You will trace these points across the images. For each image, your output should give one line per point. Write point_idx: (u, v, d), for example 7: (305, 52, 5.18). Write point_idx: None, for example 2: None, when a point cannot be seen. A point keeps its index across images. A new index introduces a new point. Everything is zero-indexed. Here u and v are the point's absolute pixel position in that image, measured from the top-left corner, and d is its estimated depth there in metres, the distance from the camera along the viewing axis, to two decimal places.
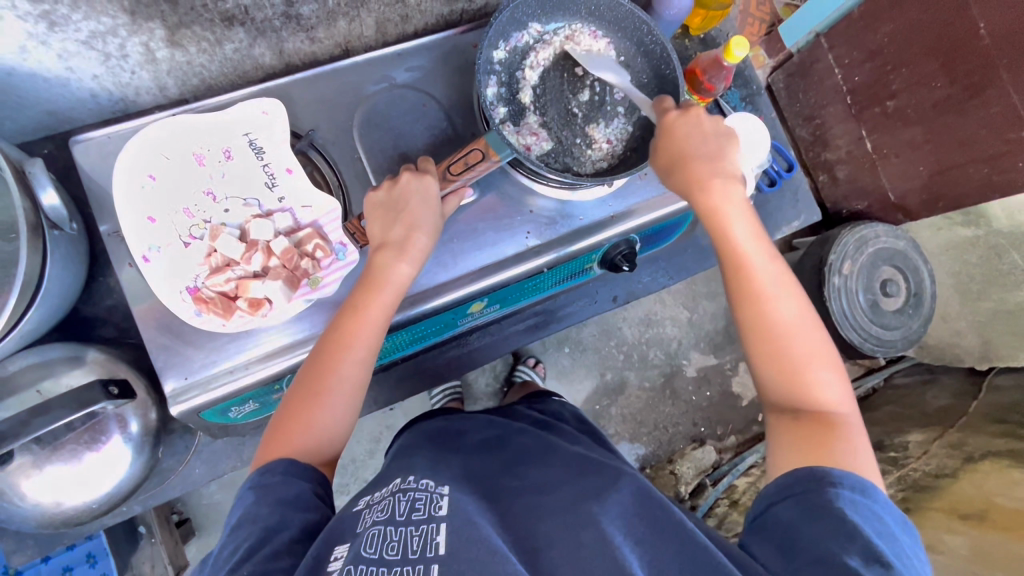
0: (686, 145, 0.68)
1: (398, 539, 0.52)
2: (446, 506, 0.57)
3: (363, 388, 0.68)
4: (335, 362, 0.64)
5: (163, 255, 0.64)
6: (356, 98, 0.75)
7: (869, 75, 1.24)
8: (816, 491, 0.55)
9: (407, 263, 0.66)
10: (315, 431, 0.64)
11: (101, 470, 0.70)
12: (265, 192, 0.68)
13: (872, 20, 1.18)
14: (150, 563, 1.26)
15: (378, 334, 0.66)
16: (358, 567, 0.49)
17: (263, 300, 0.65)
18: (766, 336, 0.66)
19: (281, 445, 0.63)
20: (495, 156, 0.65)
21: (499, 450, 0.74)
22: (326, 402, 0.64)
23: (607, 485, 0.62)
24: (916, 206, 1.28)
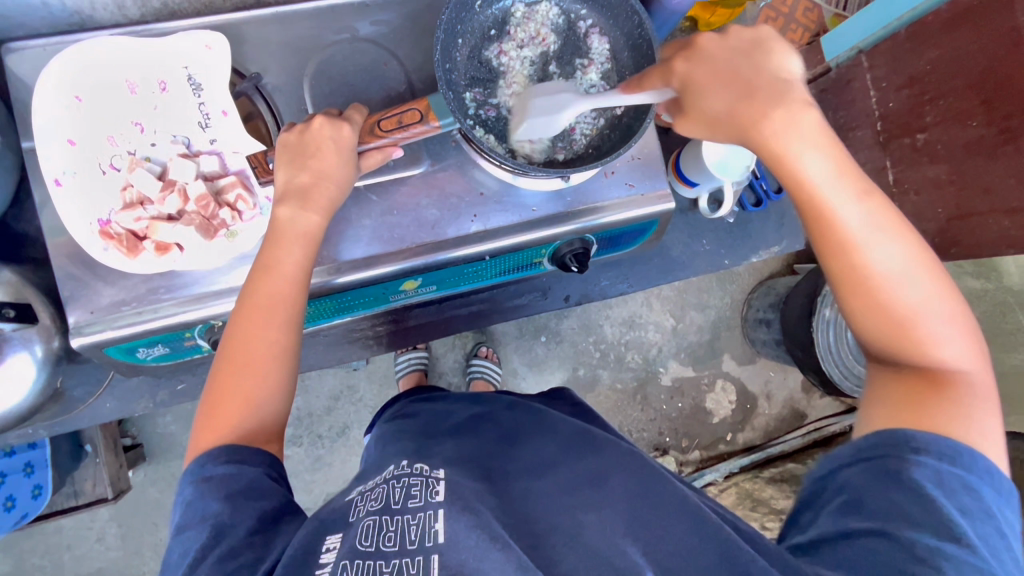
0: (719, 69, 0.56)
1: (396, 528, 0.52)
2: (443, 491, 0.56)
3: (295, 353, 0.64)
4: (263, 319, 0.61)
5: (77, 182, 0.62)
6: (314, 46, 0.71)
7: (903, 103, 1.14)
8: (898, 466, 0.52)
9: (318, 215, 0.63)
10: (253, 409, 0.61)
11: None
12: (196, 132, 0.65)
13: (919, 43, 1.07)
14: (91, 481, 1.32)
15: (301, 284, 0.63)
16: (354, 562, 0.48)
17: (173, 244, 0.62)
18: (858, 291, 0.56)
19: (220, 424, 0.60)
20: (435, 120, 0.62)
21: (472, 431, 0.73)
22: (262, 372, 0.61)
23: (600, 475, 0.60)
24: (929, 249, 1.20)
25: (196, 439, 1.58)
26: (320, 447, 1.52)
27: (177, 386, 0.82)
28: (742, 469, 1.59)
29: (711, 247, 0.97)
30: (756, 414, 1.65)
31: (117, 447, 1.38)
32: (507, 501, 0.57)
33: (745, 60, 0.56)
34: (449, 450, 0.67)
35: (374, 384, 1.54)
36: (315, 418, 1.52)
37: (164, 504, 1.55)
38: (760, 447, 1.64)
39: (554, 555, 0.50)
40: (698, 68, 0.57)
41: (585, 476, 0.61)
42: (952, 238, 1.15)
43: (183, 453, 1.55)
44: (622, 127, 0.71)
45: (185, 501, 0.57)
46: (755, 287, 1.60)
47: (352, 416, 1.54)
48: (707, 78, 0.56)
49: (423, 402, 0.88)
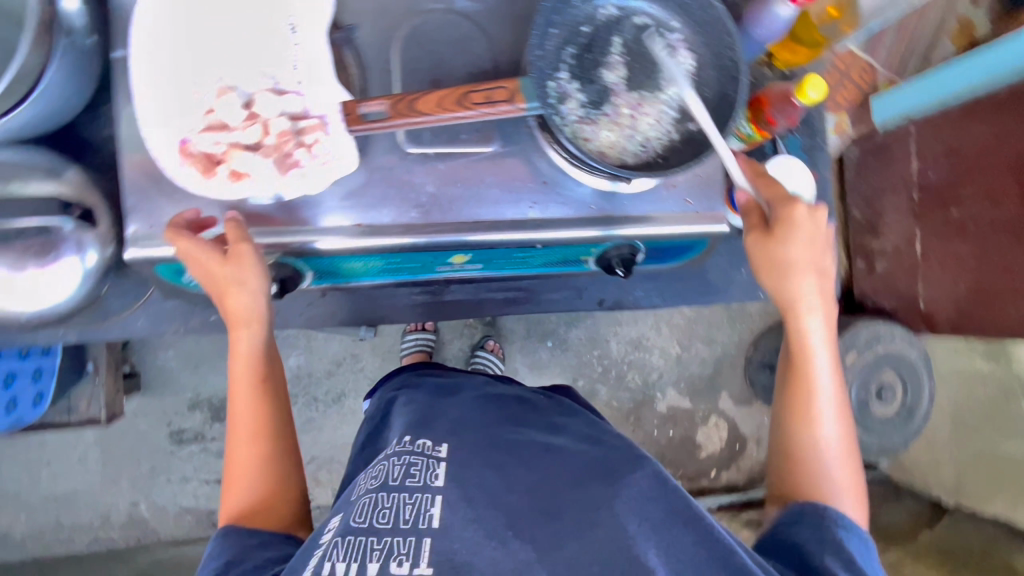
0: (798, 246, 0.67)
1: (391, 506, 0.56)
2: (442, 476, 0.59)
3: (275, 439, 0.69)
4: (244, 412, 0.69)
5: (164, 98, 0.63)
6: (409, 10, 0.72)
7: (941, 175, 1.16)
8: (829, 529, 0.62)
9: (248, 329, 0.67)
10: (244, 494, 0.67)
11: (38, 287, 0.65)
12: (284, 69, 0.65)
13: (964, 117, 1.10)
14: (87, 401, 1.33)
15: (261, 361, 0.68)
16: (346, 538, 0.52)
17: (246, 173, 0.63)
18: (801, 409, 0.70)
19: (223, 508, 0.68)
20: (521, 102, 0.63)
21: (484, 408, 0.74)
22: (254, 463, 0.68)
23: (617, 470, 0.60)
24: (943, 321, 1.23)
25: (193, 379, 1.60)
26: (313, 409, 1.52)
27: (210, 317, 0.82)
28: (722, 506, 1.59)
29: (748, 278, 0.97)
30: (744, 454, 1.66)
31: (117, 373, 1.39)
32: (529, 480, 0.59)
33: (813, 247, 0.67)
34: (464, 429, 0.68)
35: (377, 357, 1.55)
36: (313, 379, 1.52)
37: (150, 437, 1.58)
38: (743, 488, 1.64)
39: (559, 538, 0.52)
40: (807, 223, 0.67)
41: (600, 471, 0.61)
42: (968, 314, 1.16)
43: (178, 390, 1.57)
44: (695, 142, 0.72)
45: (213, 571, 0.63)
46: (765, 329, 1.62)
47: (348, 385, 1.54)
48: (795, 243, 0.67)
49: (432, 373, 0.90)
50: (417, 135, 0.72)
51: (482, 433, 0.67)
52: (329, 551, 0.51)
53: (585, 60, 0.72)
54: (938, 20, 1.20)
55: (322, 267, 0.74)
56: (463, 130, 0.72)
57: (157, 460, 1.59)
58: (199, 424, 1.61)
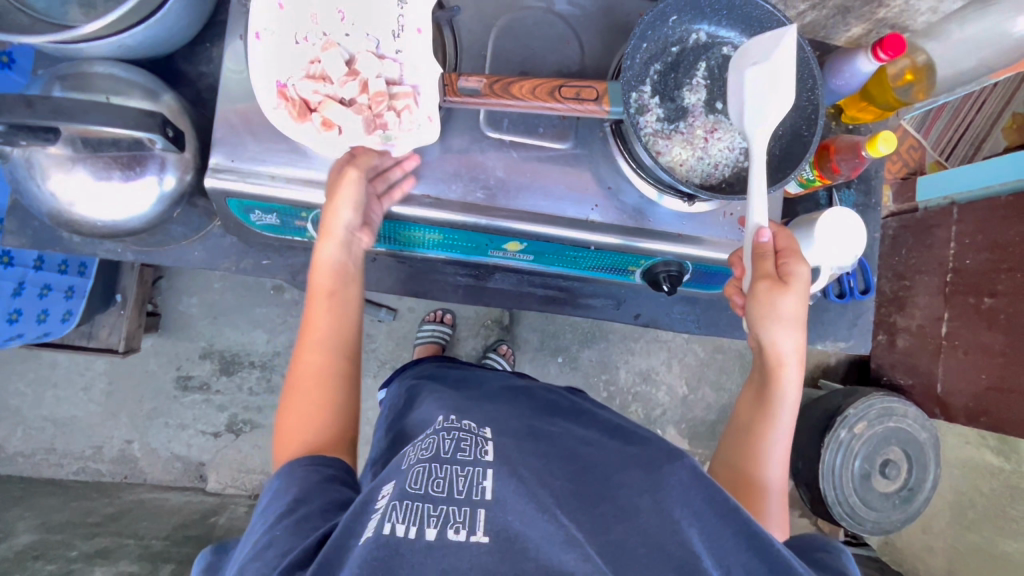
0: (787, 298, 0.64)
1: (444, 476, 0.54)
2: (492, 453, 0.59)
3: (344, 364, 0.68)
4: (315, 335, 0.68)
5: (273, 43, 0.65)
6: (510, 3, 0.75)
7: (980, 264, 1.17)
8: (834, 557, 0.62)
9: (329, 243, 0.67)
10: (317, 423, 0.64)
11: (114, 197, 0.67)
12: (388, 37, 0.67)
13: (1011, 215, 1.11)
14: (108, 330, 1.35)
15: (340, 275, 0.68)
16: (404, 501, 0.50)
17: (336, 126, 0.66)
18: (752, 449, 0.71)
19: (287, 437, 0.63)
20: (607, 105, 0.65)
21: (511, 399, 0.76)
22: (330, 392, 0.66)
23: (660, 459, 0.60)
24: (957, 408, 1.23)
25: (209, 329, 1.61)
26: None
27: (260, 261, 0.85)
28: None
29: None
30: None
31: (142, 308, 1.42)
32: (567, 470, 0.58)
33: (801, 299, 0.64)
34: (488, 410, 0.69)
35: (391, 341, 1.56)
36: None
37: (156, 378, 1.59)
38: None
39: (603, 521, 0.53)
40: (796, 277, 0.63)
41: (644, 457, 0.61)
42: (983, 405, 1.17)
43: (193, 337, 1.59)
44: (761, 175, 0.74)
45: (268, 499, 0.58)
46: None
47: None
48: (783, 297, 0.64)
49: (458, 367, 0.93)
50: (497, 121, 0.74)
51: (509, 415, 0.68)
52: (387, 513, 0.49)
53: (670, 78, 0.74)
54: (994, 109, 1.31)
55: (382, 231, 0.77)
56: (541, 124, 0.75)
57: (158, 402, 1.60)
58: (206, 374, 1.62)
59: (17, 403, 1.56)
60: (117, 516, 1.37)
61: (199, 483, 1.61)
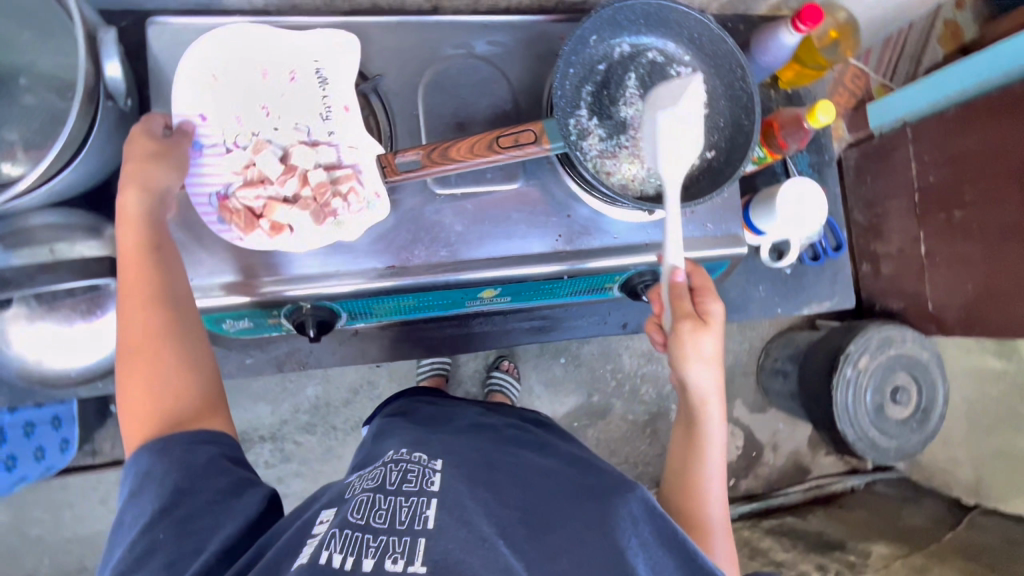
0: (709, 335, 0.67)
1: (387, 507, 0.55)
2: (437, 482, 0.60)
3: (185, 321, 0.60)
4: (137, 291, 0.58)
5: (208, 157, 0.65)
6: (431, 56, 0.75)
7: (943, 179, 1.19)
8: None
9: (138, 192, 0.59)
10: (161, 389, 0.57)
11: (81, 341, 0.67)
12: (317, 122, 0.67)
13: (962, 125, 1.13)
14: (110, 442, 1.34)
15: (158, 231, 0.60)
16: (343, 531, 0.52)
17: (285, 226, 0.65)
18: (689, 488, 0.74)
19: (134, 409, 0.57)
20: (547, 143, 0.66)
21: (486, 432, 0.77)
22: (165, 350, 0.58)
23: (607, 491, 0.63)
24: (952, 322, 1.25)
25: None
26: (333, 438, 1.51)
27: (245, 359, 0.84)
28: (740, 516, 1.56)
29: (766, 295, 0.98)
30: (761, 463, 1.62)
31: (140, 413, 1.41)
32: (541, 503, 0.60)
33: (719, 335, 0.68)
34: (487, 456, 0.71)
35: (393, 384, 1.56)
36: (331, 408, 1.51)
37: None
38: (761, 497, 1.61)
39: (553, 549, 0.55)
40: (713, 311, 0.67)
41: (593, 487, 0.64)
42: (974, 316, 1.19)
43: None
44: (712, 171, 0.75)
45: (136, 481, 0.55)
46: (775, 337, 1.63)
47: (366, 412, 1.55)
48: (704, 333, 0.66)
49: (423, 400, 0.94)
50: (445, 178, 0.73)
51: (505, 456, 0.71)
52: (325, 542, 0.51)
53: (605, 97, 0.74)
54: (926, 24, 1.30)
55: (356, 308, 0.75)
56: (489, 169, 0.74)
57: None
58: None
59: (39, 530, 1.55)
60: None
61: None
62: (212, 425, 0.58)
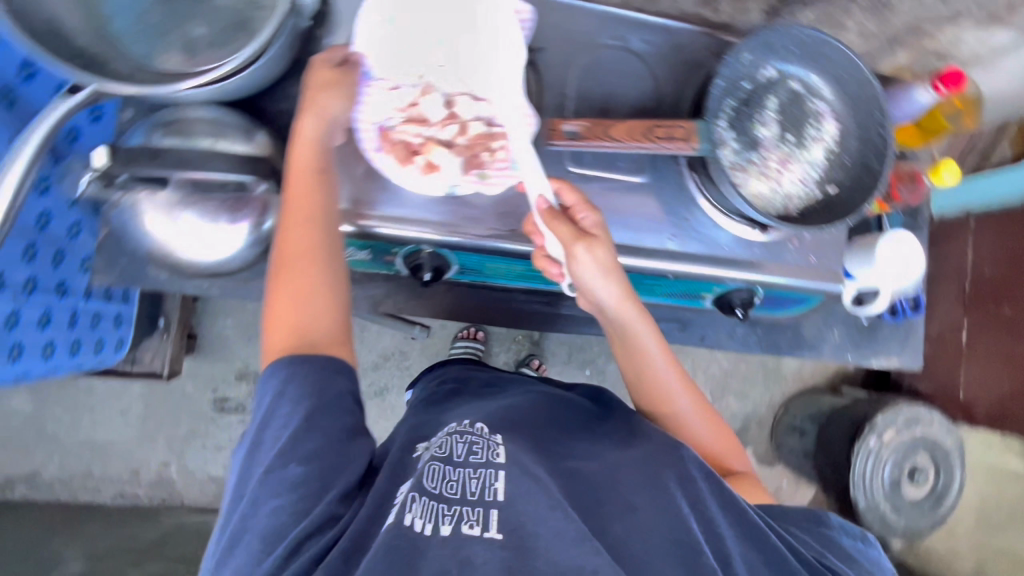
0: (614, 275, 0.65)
1: (457, 478, 0.56)
2: (503, 454, 0.60)
3: (334, 247, 0.62)
4: (297, 209, 0.61)
5: (373, 88, 0.67)
6: (587, 42, 0.78)
7: (997, 274, 1.26)
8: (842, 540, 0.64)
9: (315, 117, 0.63)
10: (304, 305, 0.59)
11: (210, 241, 0.69)
12: (479, 78, 0.70)
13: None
14: (152, 354, 1.35)
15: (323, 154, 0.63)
16: (420, 497, 0.53)
17: (439, 166, 0.68)
18: (674, 421, 0.75)
19: (275, 321, 0.59)
20: (696, 143, 0.69)
21: (534, 411, 0.74)
22: (313, 271, 0.60)
23: (663, 457, 0.64)
24: (982, 413, 1.32)
25: (244, 350, 1.61)
26: None
27: None
28: None
29: (838, 338, 1.00)
30: None
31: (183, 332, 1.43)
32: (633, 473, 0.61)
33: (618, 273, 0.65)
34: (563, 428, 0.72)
35: (426, 358, 1.57)
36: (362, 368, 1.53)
37: (194, 401, 1.59)
38: None
39: (604, 524, 0.56)
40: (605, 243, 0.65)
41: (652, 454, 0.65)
42: (1006, 410, 1.27)
43: (229, 358, 1.59)
44: (838, 205, 0.77)
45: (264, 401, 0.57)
46: (796, 396, 1.67)
47: (394, 380, 1.56)
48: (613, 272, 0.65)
49: (473, 368, 0.94)
50: (579, 157, 0.77)
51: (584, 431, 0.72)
52: (406, 506, 0.53)
53: (744, 114, 0.78)
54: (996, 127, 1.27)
55: (468, 263, 0.78)
56: (622, 158, 0.78)
57: (195, 424, 1.60)
58: (243, 395, 1.61)
59: (53, 427, 1.55)
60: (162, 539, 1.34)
61: None
62: (338, 355, 0.59)
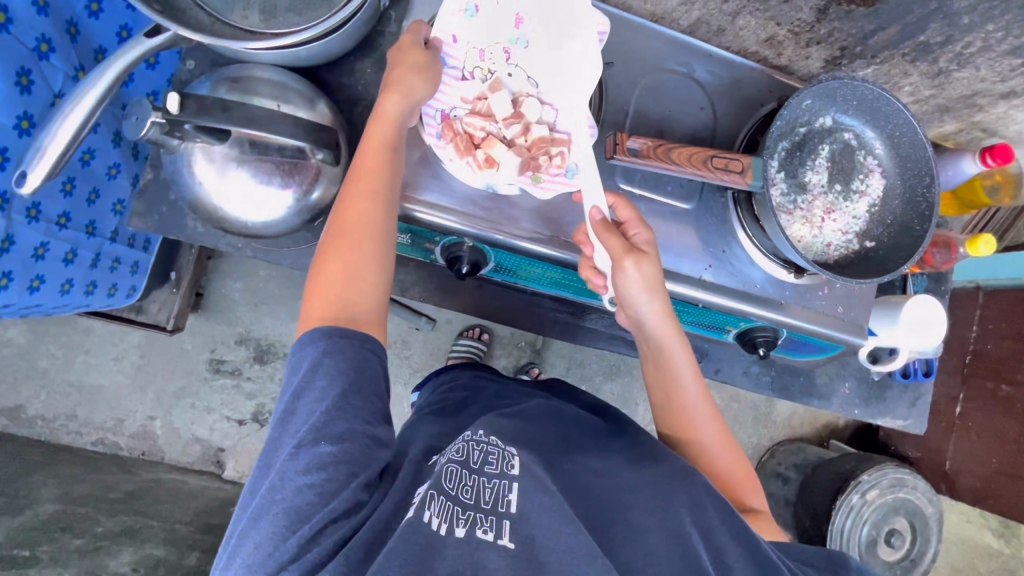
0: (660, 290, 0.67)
1: (472, 485, 0.56)
2: (516, 466, 0.59)
3: (389, 230, 0.62)
4: (360, 185, 0.61)
5: (447, 78, 0.69)
6: (652, 64, 0.79)
7: (1001, 351, 1.27)
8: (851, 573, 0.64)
9: (397, 95, 0.62)
10: (349, 282, 0.59)
11: (253, 200, 0.69)
12: (545, 79, 0.70)
13: None
14: (158, 305, 1.33)
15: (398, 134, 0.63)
16: (437, 496, 0.54)
17: (497, 164, 0.67)
18: (695, 449, 0.75)
19: (320, 292, 0.59)
20: (750, 179, 0.68)
21: (546, 422, 0.75)
22: (363, 247, 0.60)
23: (679, 476, 0.64)
24: (965, 487, 1.34)
25: (248, 316, 1.60)
26: None
27: None
28: None
29: (848, 391, 1.01)
30: None
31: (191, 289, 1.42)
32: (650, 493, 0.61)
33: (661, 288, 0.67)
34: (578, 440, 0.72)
35: (428, 351, 1.57)
36: None
37: (190, 359, 1.57)
38: None
39: (613, 546, 0.56)
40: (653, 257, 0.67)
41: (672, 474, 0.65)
42: (990, 490, 1.28)
43: (232, 321, 1.58)
44: (873, 262, 0.79)
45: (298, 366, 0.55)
46: (785, 442, 1.68)
47: (393, 367, 1.55)
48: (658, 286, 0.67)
49: (484, 374, 0.94)
50: (630, 174, 0.78)
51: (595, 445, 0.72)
52: (425, 504, 0.53)
53: (796, 158, 0.79)
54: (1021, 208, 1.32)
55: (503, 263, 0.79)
56: (671, 182, 0.78)
57: (187, 382, 1.58)
58: (239, 360, 1.60)
59: (45, 364, 1.53)
60: (139, 493, 1.32)
61: (216, 468, 1.59)
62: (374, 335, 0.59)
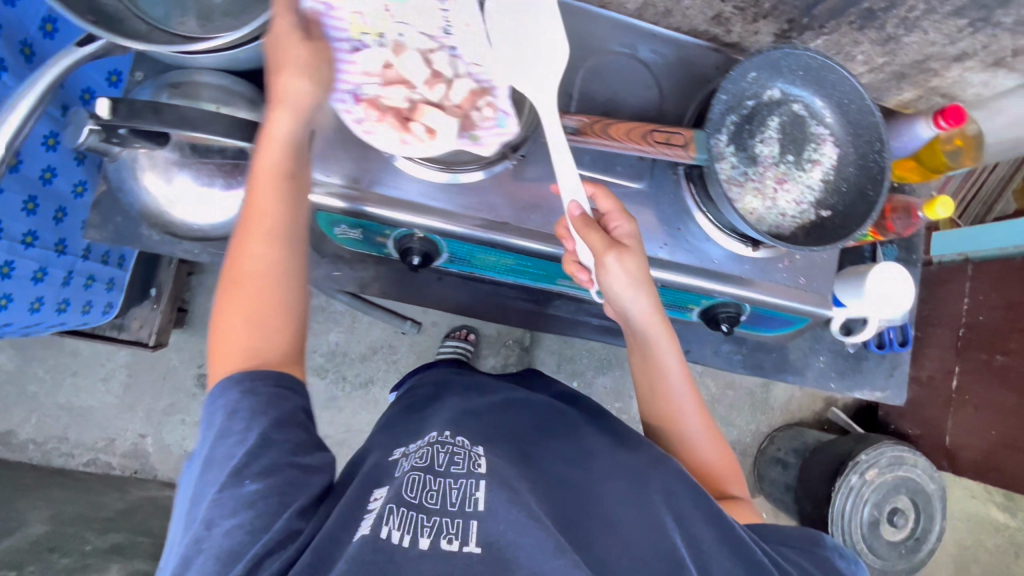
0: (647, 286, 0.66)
1: (437, 489, 0.55)
2: (484, 465, 0.59)
3: (296, 263, 0.62)
4: (258, 223, 0.59)
5: (351, 57, 0.66)
6: (596, 47, 0.79)
7: (994, 320, 1.24)
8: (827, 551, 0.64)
9: (285, 111, 0.59)
10: (260, 326, 0.59)
11: (203, 203, 0.70)
12: (438, 29, 0.68)
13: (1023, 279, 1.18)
14: (140, 322, 1.33)
15: (293, 155, 0.60)
16: (398, 508, 0.52)
17: (435, 129, 0.68)
18: (678, 438, 0.76)
19: (228, 342, 0.58)
20: (694, 152, 0.69)
21: (513, 413, 0.74)
22: (273, 287, 0.60)
23: (643, 467, 0.64)
24: (966, 462, 1.31)
25: None
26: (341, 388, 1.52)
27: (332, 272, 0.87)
28: None
29: (824, 366, 1.00)
30: None
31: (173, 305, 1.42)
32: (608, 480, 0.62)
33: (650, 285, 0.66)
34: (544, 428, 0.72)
35: (413, 354, 1.57)
36: (348, 358, 1.53)
37: (179, 375, 1.58)
38: None
39: (589, 537, 0.56)
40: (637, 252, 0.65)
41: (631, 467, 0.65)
42: (992, 463, 1.25)
43: None
44: (830, 228, 0.78)
45: (213, 416, 0.56)
46: (784, 427, 1.65)
47: (379, 372, 1.55)
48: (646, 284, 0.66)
49: (461, 371, 0.93)
50: (580, 158, 0.78)
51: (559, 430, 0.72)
52: (384, 518, 0.51)
53: (745, 131, 0.78)
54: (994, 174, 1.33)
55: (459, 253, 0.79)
56: (620, 163, 0.79)
57: (177, 398, 1.59)
58: None
59: (36, 388, 1.55)
60: (131, 511, 1.32)
61: None
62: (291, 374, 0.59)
